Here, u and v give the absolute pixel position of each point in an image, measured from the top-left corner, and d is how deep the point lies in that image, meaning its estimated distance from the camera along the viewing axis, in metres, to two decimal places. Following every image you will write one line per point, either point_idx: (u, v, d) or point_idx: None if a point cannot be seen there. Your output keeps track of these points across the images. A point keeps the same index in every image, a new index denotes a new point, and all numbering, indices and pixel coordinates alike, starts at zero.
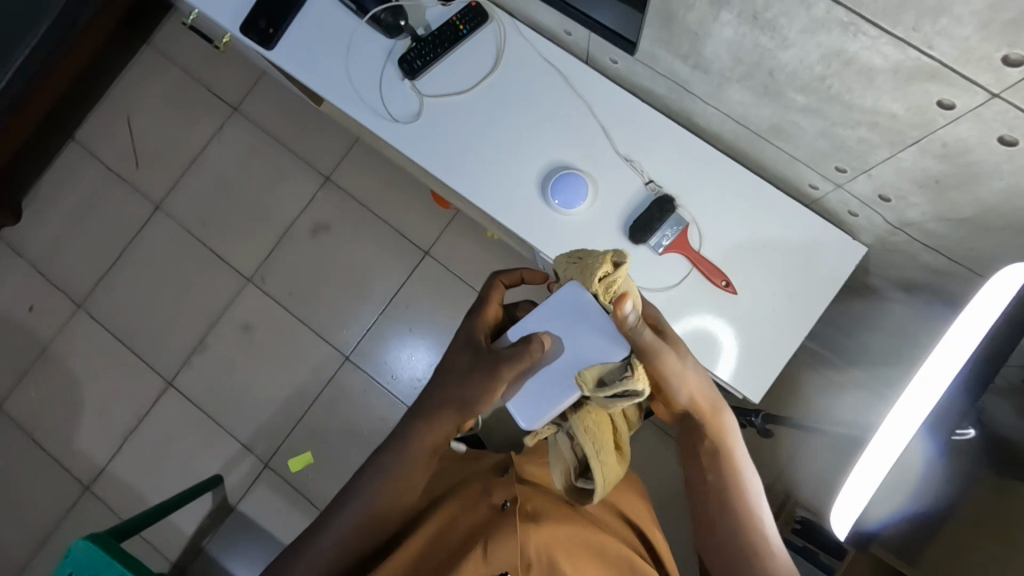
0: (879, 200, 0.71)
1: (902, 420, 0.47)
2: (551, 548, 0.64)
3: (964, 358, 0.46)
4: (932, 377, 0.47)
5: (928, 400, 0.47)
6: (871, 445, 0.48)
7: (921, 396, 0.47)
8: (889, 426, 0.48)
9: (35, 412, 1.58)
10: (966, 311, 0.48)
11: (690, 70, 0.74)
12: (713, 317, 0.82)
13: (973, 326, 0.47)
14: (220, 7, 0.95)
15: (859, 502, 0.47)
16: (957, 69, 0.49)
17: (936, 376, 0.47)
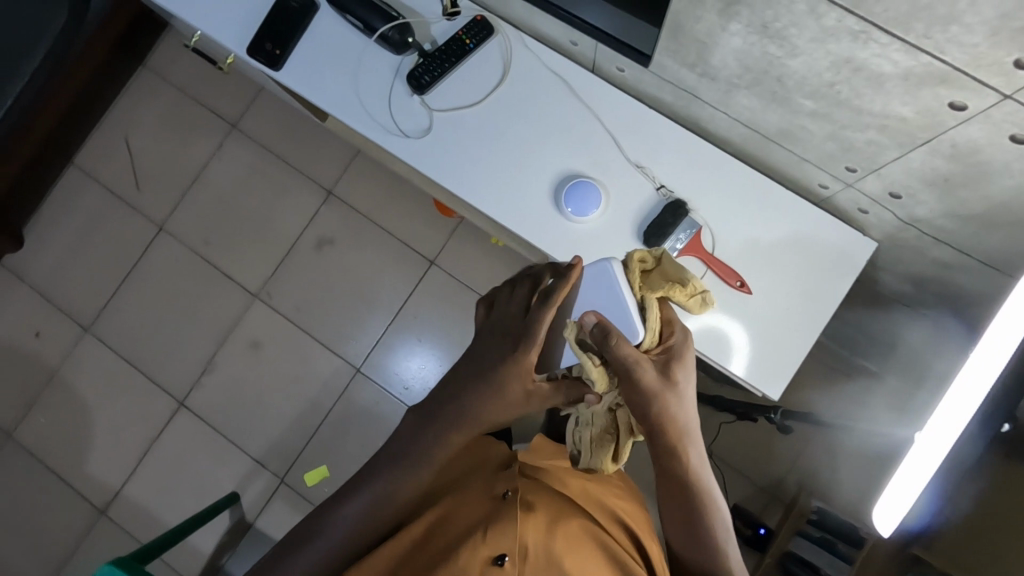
0: (890, 198, 0.73)
1: (946, 422, 0.49)
2: (550, 535, 0.70)
3: (1007, 356, 0.47)
4: (977, 375, 0.48)
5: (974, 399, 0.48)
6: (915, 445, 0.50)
7: (966, 395, 0.48)
8: (934, 425, 0.49)
9: (46, 438, 1.58)
10: (1003, 312, 0.49)
11: (698, 78, 0.75)
12: (730, 317, 0.84)
13: (1009, 326, 0.48)
14: (222, 28, 0.94)
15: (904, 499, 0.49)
16: (969, 73, 0.50)
17: (981, 374, 0.48)
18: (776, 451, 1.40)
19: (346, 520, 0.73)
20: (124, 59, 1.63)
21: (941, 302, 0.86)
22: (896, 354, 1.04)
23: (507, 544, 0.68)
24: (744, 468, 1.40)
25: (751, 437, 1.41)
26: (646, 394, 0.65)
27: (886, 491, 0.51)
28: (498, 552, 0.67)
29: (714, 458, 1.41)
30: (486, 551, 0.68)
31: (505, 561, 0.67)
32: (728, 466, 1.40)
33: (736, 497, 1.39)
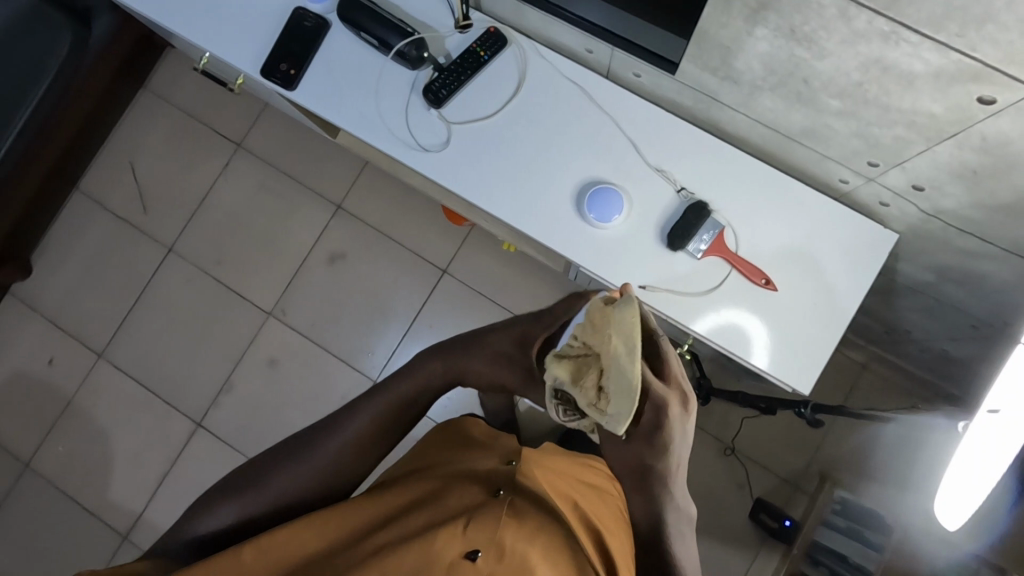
0: (914, 190, 0.73)
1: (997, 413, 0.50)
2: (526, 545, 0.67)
3: None
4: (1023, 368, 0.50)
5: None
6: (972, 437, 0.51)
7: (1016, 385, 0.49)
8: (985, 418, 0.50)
9: (65, 466, 1.57)
10: None
11: (719, 81, 0.76)
12: (754, 314, 0.85)
13: None
14: (235, 50, 0.94)
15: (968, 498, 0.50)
16: (1001, 69, 0.51)
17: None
18: (797, 442, 1.41)
19: (348, 441, 0.79)
20: (127, 84, 1.63)
21: (964, 290, 0.87)
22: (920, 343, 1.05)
23: (483, 540, 0.66)
24: (766, 461, 1.41)
25: (771, 431, 1.42)
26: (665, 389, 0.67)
27: (945, 486, 0.52)
28: (471, 547, 0.65)
29: (735, 452, 1.42)
30: (462, 544, 0.65)
31: (477, 557, 0.64)
32: (750, 460, 1.41)
33: (759, 490, 1.40)
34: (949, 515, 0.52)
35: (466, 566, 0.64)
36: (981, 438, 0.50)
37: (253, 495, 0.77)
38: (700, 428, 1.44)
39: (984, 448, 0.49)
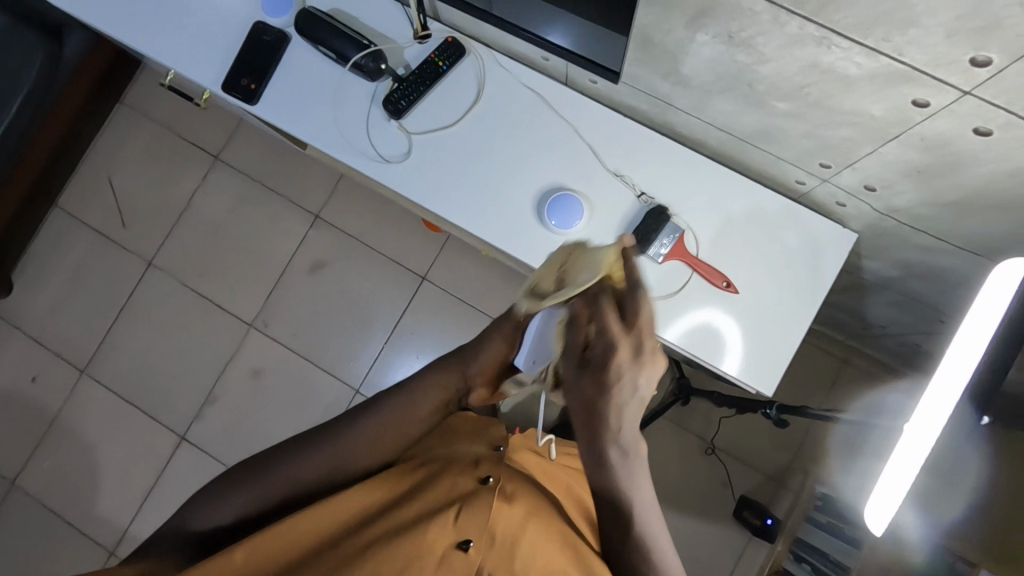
0: (865, 190, 0.74)
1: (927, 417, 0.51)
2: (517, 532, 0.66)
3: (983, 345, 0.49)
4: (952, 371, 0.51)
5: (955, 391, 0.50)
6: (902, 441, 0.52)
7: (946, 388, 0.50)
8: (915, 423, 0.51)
9: (51, 483, 1.57)
10: (980, 298, 0.50)
11: (671, 86, 0.76)
12: (717, 317, 0.85)
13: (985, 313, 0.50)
14: (195, 66, 0.94)
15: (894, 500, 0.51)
16: (929, 72, 0.51)
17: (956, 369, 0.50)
18: (778, 439, 1.41)
19: (351, 444, 0.72)
20: (103, 100, 1.63)
21: (927, 286, 0.87)
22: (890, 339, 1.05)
23: (476, 530, 0.64)
24: (748, 458, 1.41)
25: (753, 429, 1.42)
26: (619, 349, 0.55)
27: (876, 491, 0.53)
28: (463, 537, 0.64)
29: (717, 451, 1.42)
30: (454, 533, 0.64)
31: (470, 545, 0.63)
32: (732, 459, 1.42)
33: (742, 488, 1.40)
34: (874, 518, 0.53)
35: (459, 556, 0.63)
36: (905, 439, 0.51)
37: (237, 494, 0.70)
38: (682, 428, 1.44)
39: (900, 446, 0.52)
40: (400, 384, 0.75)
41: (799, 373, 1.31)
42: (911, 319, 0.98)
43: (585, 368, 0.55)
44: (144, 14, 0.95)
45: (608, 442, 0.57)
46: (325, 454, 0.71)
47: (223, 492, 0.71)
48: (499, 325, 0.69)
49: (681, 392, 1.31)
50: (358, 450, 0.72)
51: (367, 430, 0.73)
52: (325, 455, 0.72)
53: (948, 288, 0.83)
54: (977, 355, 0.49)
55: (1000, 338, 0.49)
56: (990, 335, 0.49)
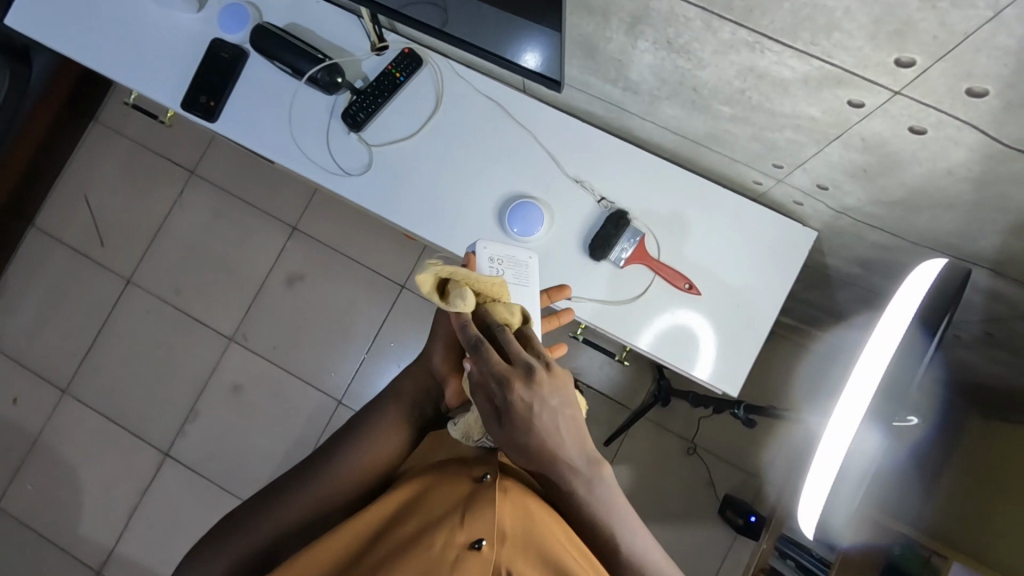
0: (819, 189, 0.74)
1: (848, 411, 0.49)
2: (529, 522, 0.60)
3: (897, 343, 0.48)
4: (870, 367, 0.49)
5: (872, 384, 0.48)
6: (827, 439, 0.50)
7: (864, 382, 0.49)
8: (838, 421, 0.49)
9: (35, 504, 1.56)
10: (893, 304, 0.50)
11: (621, 92, 0.77)
12: (678, 319, 0.85)
13: (900, 315, 0.49)
14: (154, 84, 0.94)
15: (820, 502, 0.49)
16: (859, 73, 0.52)
17: (874, 366, 0.49)
18: (760, 437, 1.41)
19: (333, 473, 0.71)
20: (76, 120, 1.63)
21: (888, 282, 0.87)
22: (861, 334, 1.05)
23: (486, 527, 0.58)
24: (730, 457, 1.41)
25: (734, 426, 1.42)
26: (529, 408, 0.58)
27: (807, 492, 0.50)
28: (475, 537, 0.57)
29: (698, 451, 1.42)
30: (464, 536, 0.57)
31: (483, 543, 0.56)
32: (715, 458, 1.42)
33: (725, 488, 1.40)
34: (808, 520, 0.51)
35: (472, 558, 0.55)
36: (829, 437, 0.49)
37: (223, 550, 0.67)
38: (664, 429, 1.44)
39: (826, 441, 0.49)
40: (372, 404, 0.78)
41: (776, 370, 1.31)
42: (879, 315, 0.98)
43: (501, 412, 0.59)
44: (102, 35, 0.95)
45: (556, 470, 0.61)
46: (309, 490, 0.70)
47: (210, 553, 0.68)
48: (447, 314, 0.76)
49: (661, 392, 1.34)
50: (341, 478, 0.71)
51: (351, 455, 0.72)
52: (309, 492, 0.70)
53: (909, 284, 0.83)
54: (891, 346, 0.48)
55: (914, 328, 0.47)
56: (905, 326, 0.48)
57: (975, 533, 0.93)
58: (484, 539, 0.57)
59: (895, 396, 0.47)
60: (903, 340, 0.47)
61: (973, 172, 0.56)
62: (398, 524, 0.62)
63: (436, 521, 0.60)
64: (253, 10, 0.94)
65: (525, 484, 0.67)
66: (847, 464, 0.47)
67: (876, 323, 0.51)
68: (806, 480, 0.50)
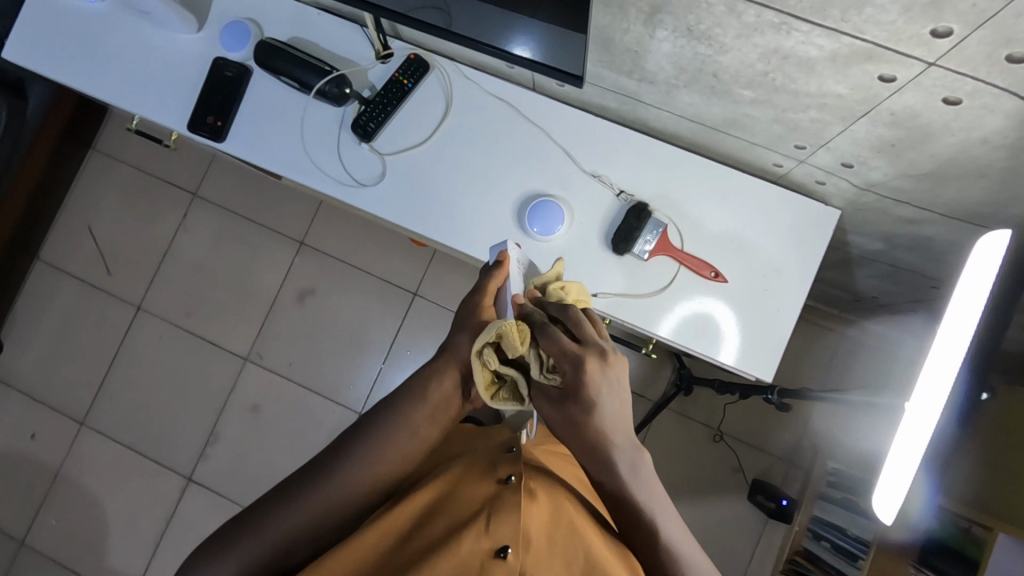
0: (842, 168, 0.73)
1: (924, 401, 0.52)
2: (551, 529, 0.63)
3: (972, 327, 0.50)
4: (950, 348, 0.51)
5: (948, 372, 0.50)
6: (901, 428, 0.53)
7: (937, 371, 0.52)
8: (914, 409, 0.52)
9: (61, 539, 1.55)
10: (962, 289, 0.52)
11: (637, 83, 0.77)
12: (708, 309, 0.84)
13: (970, 302, 0.51)
14: (158, 107, 0.93)
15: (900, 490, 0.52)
16: (891, 48, 0.51)
17: (953, 347, 0.51)
18: (786, 420, 1.40)
19: (346, 476, 0.67)
20: (73, 150, 1.61)
21: (914, 256, 0.86)
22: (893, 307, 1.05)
23: (512, 534, 0.59)
24: (757, 441, 1.41)
25: (758, 411, 1.41)
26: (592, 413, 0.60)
27: (881, 483, 0.54)
28: (500, 544, 0.59)
29: (725, 438, 1.41)
30: (490, 542, 0.59)
31: (508, 552, 0.58)
32: (741, 444, 1.41)
33: (753, 472, 1.40)
34: (885, 509, 0.54)
35: (498, 566, 0.57)
36: (907, 427, 0.52)
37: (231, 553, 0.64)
38: (688, 418, 1.43)
39: (901, 432, 0.53)
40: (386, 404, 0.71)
41: (798, 352, 1.30)
42: (905, 289, 0.97)
43: (565, 396, 0.61)
44: (101, 61, 0.94)
45: (604, 454, 0.62)
46: (321, 495, 0.66)
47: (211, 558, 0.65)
48: (476, 296, 0.71)
49: (683, 381, 1.34)
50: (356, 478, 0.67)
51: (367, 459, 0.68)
52: (319, 497, 0.66)
53: (935, 257, 0.83)
54: (968, 331, 0.50)
55: (988, 313, 0.49)
56: (978, 313, 0.49)
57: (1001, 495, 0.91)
58: (508, 548, 0.59)
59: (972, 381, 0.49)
60: (980, 320, 0.49)
61: (1010, 139, 0.56)
62: (425, 528, 0.64)
63: (460, 526, 0.61)
64: (255, 26, 0.93)
65: (548, 489, 0.68)
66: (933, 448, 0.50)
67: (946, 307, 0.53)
68: (883, 471, 0.53)
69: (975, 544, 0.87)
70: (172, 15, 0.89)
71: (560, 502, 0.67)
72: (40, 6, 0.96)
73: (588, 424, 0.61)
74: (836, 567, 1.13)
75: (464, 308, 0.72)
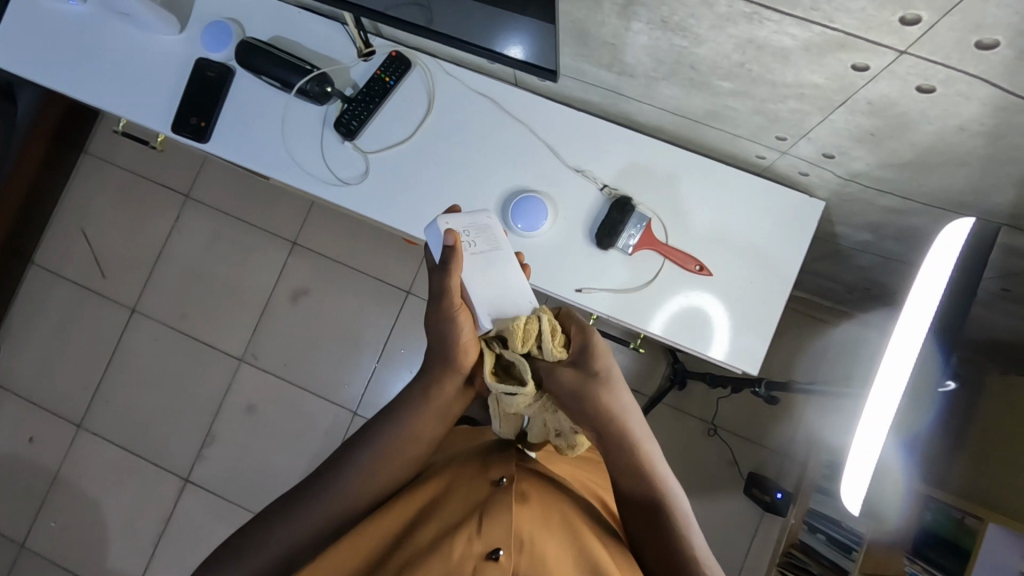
0: (825, 158, 0.73)
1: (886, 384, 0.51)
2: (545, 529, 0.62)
3: (929, 316, 0.50)
4: (907, 339, 0.51)
5: (908, 356, 0.50)
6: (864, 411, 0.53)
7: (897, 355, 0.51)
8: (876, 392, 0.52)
9: (61, 540, 1.56)
10: (923, 277, 0.52)
11: (617, 77, 0.76)
12: (693, 301, 0.84)
13: (931, 290, 0.51)
14: (142, 109, 0.93)
15: (865, 474, 0.51)
16: (862, 36, 0.51)
17: (911, 338, 0.51)
18: (781, 413, 1.40)
19: (341, 483, 0.68)
20: (66, 154, 1.61)
21: (901, 246, 0.85)
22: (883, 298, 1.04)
23: (504, 536, 0.59)
24: (752, 435, 1.40)
25: (752, 404, 1.41)
26: (607, 380, 0.62)
27: (847, 467, 0.53)
28: (493, 546, 0.59)
29: (719, 432, 1.41)
30: (482, 544, 0.59)
31: (500, 554, 0.58)
32: (736, 437, 1.41)
33: (749, 466, 1.39)
34: (851, 495, 0.53)
35: (490, 568, 0.57)
36: (870, 410, 0.52)
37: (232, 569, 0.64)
38: (682, 412, 1.43)
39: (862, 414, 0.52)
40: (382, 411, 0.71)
41: (790, 344, 1.30)
42: (893, 280, 0.97)
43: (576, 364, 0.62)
44: (84, 64, 0.94)
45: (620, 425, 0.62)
46: (317, 505, 0.67)
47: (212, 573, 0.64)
48: (438, 306, 0.64)
49: (677, 375, 1.34)
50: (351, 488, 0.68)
51: (361, 464, 0.68)
52: (319, 502, 0.67)
53: (921, 246, 0.82)
54: (927, 318, 0.50)
55: (947, 300, 0.49)
56: (937, 302, 0.50)
57: (988, 483, 0.90)
58: (500, 550, 0.58)
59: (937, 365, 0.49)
60: (941, 306, 0.49)
61: (986, 126, 0.55)
62: (417, 531, 0.64)
63: (452, 529, 0.61)
64: (236, 25, 0.93)
65: (541, 490, 0.68)
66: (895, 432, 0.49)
67: (910, 289, 0.53)
68: (848, 455, 0.52)
69: (969, 534, 0.87)
70: (153, 17, 0.89)
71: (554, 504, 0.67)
72: (24, 10, 0.96)
73: (607, 389, 0.61)
74: (832, 559, 1.13)
75: (435, 319, 0.65)
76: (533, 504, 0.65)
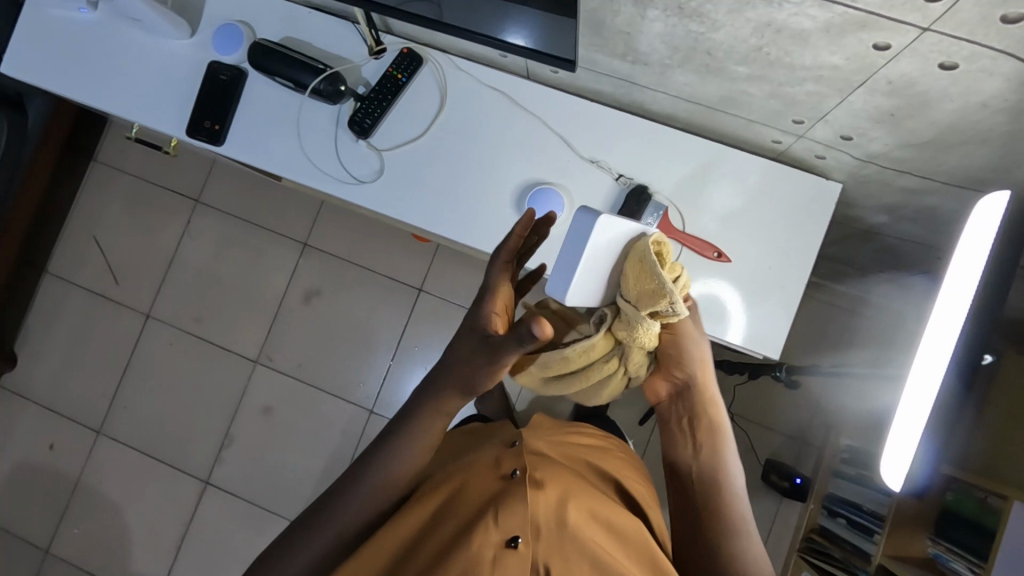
0: (842, 140, 0.73)
1: (929, 365, 0.52)
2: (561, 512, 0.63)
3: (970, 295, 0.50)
4: (948, 320, 0.51)
5: (951, 337, 0.50)
6: (909, 390, 0.53)
7: (941, 336, 0.51)
8: (920, 373, 0.52)
9: (84, 546, 1.58)
10: (960, 251, 0.52)
11: (631, 65, 0.76)
12: (716, 289, 0.84)
13: (972, 269, 0.51)
14: (155, 113, 0.94)
15: (908, 456, 0.51)
16: (885, 14, 0.51)
17: (951, 319, 0.51)
18: (796, 399, 1.40)
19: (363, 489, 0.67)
20: (75, 162, 1.62)
21: (920, 227, 0.85)
22: (898, 277, 1.04)
23: (521, 523, 0.60)
24: (769, 422, 1.40)
25: (768, 391, 1.41)
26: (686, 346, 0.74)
27: (888, 448, 0.54)
28: (511, 535, 0.60)
29: (736, 419, 1.41)
30: (500, 534, 0.60)
31: (519, 542, 0.59)
32: (752, 425, 1.41)
33: (767, 453, 1.39)
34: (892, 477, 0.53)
35: (511, 557, 0.58)
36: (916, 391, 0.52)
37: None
38: None
39: (909, 396, 0.53)
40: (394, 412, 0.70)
41: (805, 329, 1.30)
42: (910, 261, 0.97)
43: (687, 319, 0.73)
44: (97, 70, 0.95)
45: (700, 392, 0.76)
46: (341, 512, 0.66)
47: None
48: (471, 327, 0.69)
49: None
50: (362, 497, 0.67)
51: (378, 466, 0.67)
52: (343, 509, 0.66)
53: (937, 226, 0.82)
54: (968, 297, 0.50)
55: (986, 279, 0.49)
56: (977, 280, 0.50)
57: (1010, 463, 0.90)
58: (518, 539, 0.59)
59: (976, 344, 0.49)
60: (981, 286, 0.49)
61: (1009, 101, 0.55)
62: (440, 524, 0.64)
63: (470, 523, 0.62)
64: (247, 28, 0.93)
65: (556, 476, 0.70)
66: (936, 414, 0.50)
67: (949, 266, 0.53)
68: (891, 437, 0.53)
69: (992, 513, 0.88)
70: (163, 22, 0.89)
71: (569, 488, 0.68)
72: (35, 18, 0.97)
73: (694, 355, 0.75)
74: (852, 542, 1.13)
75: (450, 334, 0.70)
76: (548, 490, 0.66)
